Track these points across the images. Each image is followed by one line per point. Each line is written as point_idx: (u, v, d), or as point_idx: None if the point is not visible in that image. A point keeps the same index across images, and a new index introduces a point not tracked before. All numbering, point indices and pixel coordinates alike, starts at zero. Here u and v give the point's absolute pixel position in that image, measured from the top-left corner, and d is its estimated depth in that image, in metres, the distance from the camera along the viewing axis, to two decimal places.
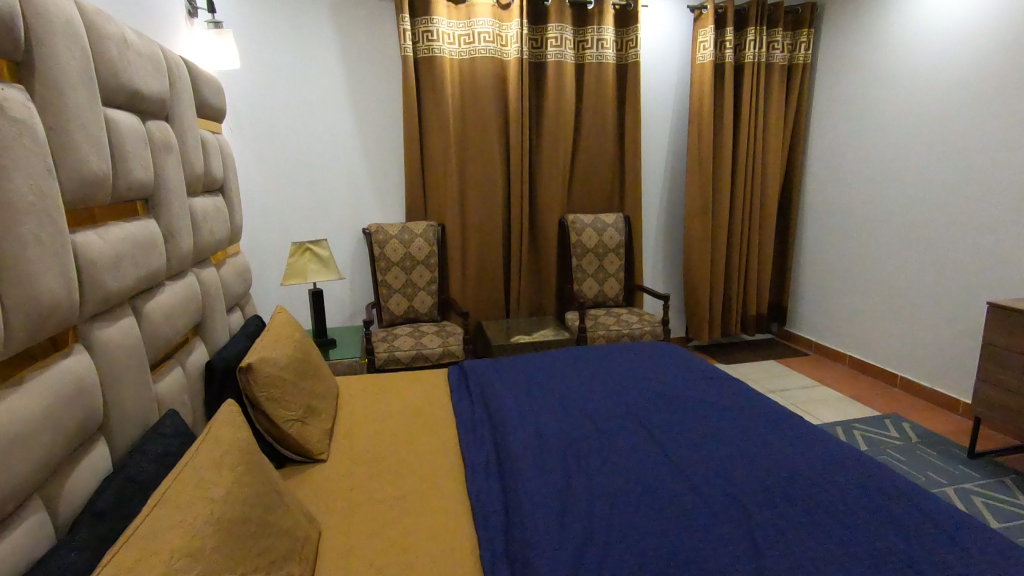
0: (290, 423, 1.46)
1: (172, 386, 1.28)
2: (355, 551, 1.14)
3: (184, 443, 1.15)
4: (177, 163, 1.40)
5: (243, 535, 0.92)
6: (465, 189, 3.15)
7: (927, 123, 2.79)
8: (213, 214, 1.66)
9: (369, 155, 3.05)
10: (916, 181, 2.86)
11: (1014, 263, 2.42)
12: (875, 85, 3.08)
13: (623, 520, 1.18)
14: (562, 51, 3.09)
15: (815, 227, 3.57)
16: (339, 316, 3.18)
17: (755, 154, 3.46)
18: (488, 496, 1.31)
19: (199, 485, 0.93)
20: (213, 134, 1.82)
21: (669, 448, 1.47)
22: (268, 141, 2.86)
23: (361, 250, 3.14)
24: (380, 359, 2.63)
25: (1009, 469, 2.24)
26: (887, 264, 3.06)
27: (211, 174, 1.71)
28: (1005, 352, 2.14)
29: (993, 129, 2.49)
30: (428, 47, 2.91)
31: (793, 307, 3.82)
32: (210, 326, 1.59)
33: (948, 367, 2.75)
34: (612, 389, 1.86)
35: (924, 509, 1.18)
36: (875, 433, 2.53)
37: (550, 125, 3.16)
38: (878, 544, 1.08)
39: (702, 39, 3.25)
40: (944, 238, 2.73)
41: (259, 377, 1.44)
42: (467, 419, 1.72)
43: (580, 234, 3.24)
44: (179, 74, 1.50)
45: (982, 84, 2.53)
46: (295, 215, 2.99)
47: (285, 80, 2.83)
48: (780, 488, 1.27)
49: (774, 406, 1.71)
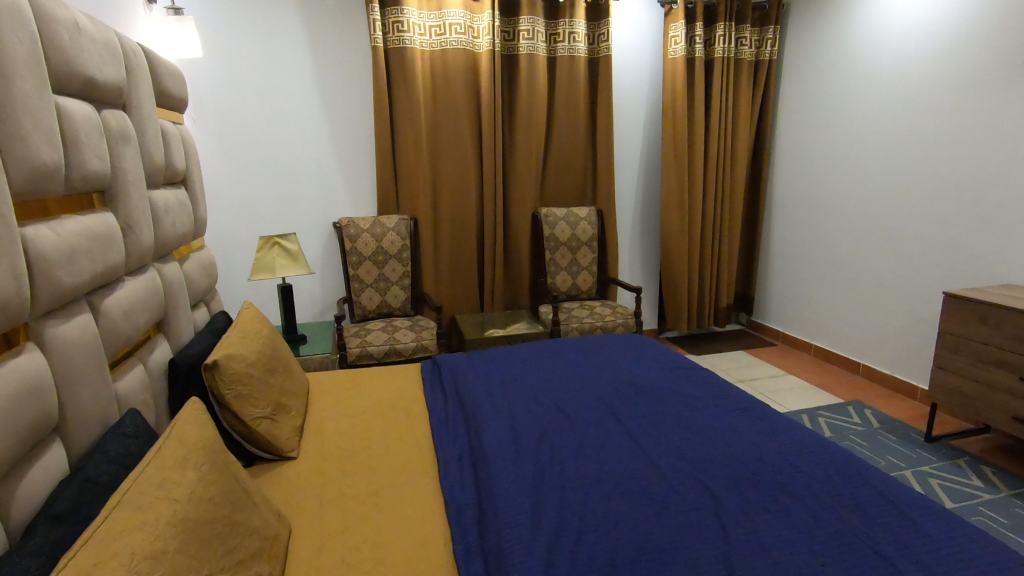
0: (259, 421, 1.43)
1: (133, 384, 1.24)
2: (328, 548, 1.13)
3: (146, 443, 1.11)
4: (136, 154, 1.35)
5: (209, 535, 0.90)
6: (438, 183, 3.12)
7: (889, 119, 2.88)
8: (175, 206, 1.62)
9: (340, 147, 3.00)
10: (879, 175, 2.94)
11: (968, 254, 2.52)
12: (839, 82, 3.17)
13: (596, 509, 1.19)
14: (534, 44, 3.08)
15: (782, 220, 3.66)
16: (310, 312, 3.12)
17: (724, 149, 3.53)
18: (461, 489, 1.31)
19: (161, 485, 0.90)
20: (174, 124, 1.76)
21: (641, 438, 1.49)
22: (233, 132, 2.78)
23: (331, 244, 3.09)
24: (353, 355, 2.60)
25: (963, 451, 2.34)
26: (850, 257, 3.16)
27: (172, 166, 1.66)
28: (960, 339, 2.23)
29: (950, 125, 2.58)
30: (398, 37, 2.86)
31: (760, 298, 3.92)
32: (173, 322, 1.54)
33: (906, 354, 2.85)
34: (585, 381, 1.87)
35: (884, 492, 1.22)
36: (839, 420, 2.61)
37: (522, 118, 3.16)
38: (841, 526, 1.12)
39: (673, 34, 3.29)
40: (903, 232, 2.83)
41: (226, 374, 1.40)
42: (440, 413, 1.71)
43: (553, 227, 3.26)
44: (137, 62, 1.45)
45: (939, 82, 2.62)
46: (264, 209, 2.92)
47: (251, 70, 2.76)
48: (748, 475, 1.30)
49: (741, 395, 1.75)
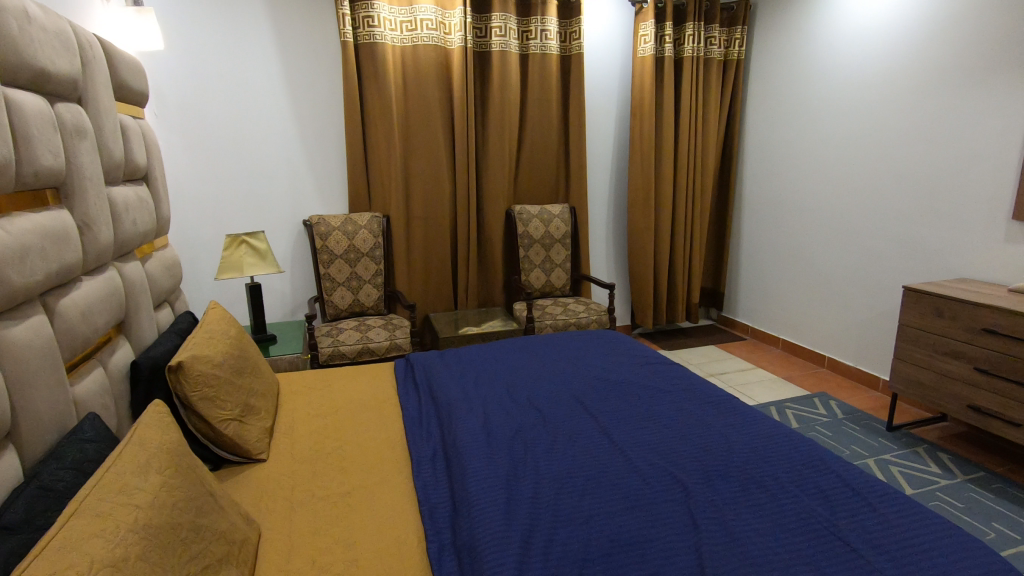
0: (226, 423, 1.40)
1: (92, 388, 1.20)
2: (298, 550, 1.11)
3: (106, 448, 1.08)
4: (92, 149, 1.30)
5: (173, 541, 0.88)
6: (410, 181, 3.09)
7: (852, 118, 2.95)
8: (135, 204, 1.56)
9: (309, 143, 2.95)
10: (842, 173, 3.02)
11: (926, 250, 2.62)
12: (804, 82, 3.24)
13: (569, 504, 1.20)
14: (506, 41, 3.08)
15: (750, 217, 3.73)
16: (280, 312, 3.07)
17: (695, 147, 3.58)
18: (435, 488, 1.30)
19: (123, 490, 0.88)
20: (134, 119, 1.70)
21: (613, 433, 1.50)
22: (198, 128, 2.71)
23: (302, 242, 3.04)
24: (325, 355, 2.56)
25: (921, 439, 2.43)
26: (815, 253, 3.24)
27: (133, 162, 1.60)
28: (918, 331, 2.31)
29: (909, 124, 2.66)
30: (369, 32, 2.82)
31: (730, 294, 3.99)
32: (134, 323, 1.50)
33: (868, 347, 2.94)
34: (558, 377, 1.88)
35: (847, 480, 1.26)
36: (805, 412, 2.68)
37: (495, 115, 3.15)
38: (806, 515, 1.15)
39: (643, 32, 3.33)
40: (865, 228, 2.91)
41: (191, 376, 1.37)
42: (414, 412, 1.70)
43: (527, 225, 3.27)
44: (94, 54, 1.39)
45: (898, 82, 2.70)
46: (230, 207, 2.85)
47: (216, 64, 2.69)
48: (718, 467, 1.33)
49: (711, 388, 1.78)
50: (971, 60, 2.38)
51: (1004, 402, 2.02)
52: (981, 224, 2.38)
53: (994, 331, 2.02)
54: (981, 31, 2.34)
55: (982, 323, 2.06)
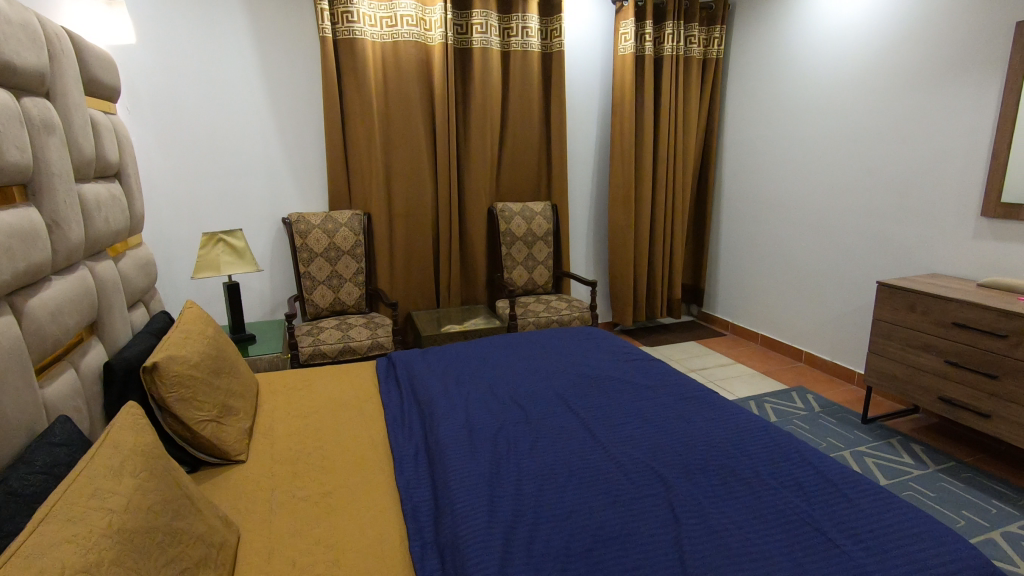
0: (202, 424, 1.37)
1: (64, 390, 1.17)
2: (278, 551, 1.10)
3: (77, 451, 1.05)
4: (61, 145, 1.27)
5: (149, 545, 0.86)
6: (391, 179, 3.07)
7: (827, 116, 3.00)
8: (107, 201, 1.53)
9: (287, 139, 2.91)
10: (818, 170, 3.07)
11: (898, 246, 2.67)
12: (781, 81, 3.28)
13: (551, 500, 1.20)
14: (487, 38, 3.07)
15: (729, 214, 3.78)
16: (259, 311, 3.02)
17: (675, 144, 3.60)
18: (417, 487, 1.30)
19: (95, 495, 0.86)
20: (106, 115, 1.66)
21: (596, 428, 1.51)
22: (172, 124, 2.66)
23: (280, 240, 3.00)
24: (305, 354, 2.53)
25: (895, 431, 2.49)
26: (793, 249, 3.29)
27: (105, 158, 1.57)
28: (891, 326, 2.36)
29: (882, 122, 2.71)
30: (348, 28, 2.79)
31: (710, 291, 4.04)
32: (107, 323, 1.46)
33: (844, 342, 3.00)
34: (541, 374, 1.89)
35: (824, 472, 1.29)
36: (783, 406, 2.73)
37: (477, 112, 3.13)
38: (783, 506, 1.17)
39: (623, 30, 3.34)
40: (840, 226, 2.97)
41: (166, 377, 1.34)
42: (395, 411, 1.69)
43: (509, 222, 3.26)
44: (62, 46, 1.36)
45: (872, 82, 2.75)
46: (206, 204, 2.80)
47: (191, 59, 2.64)
48: (697, 461, 1.34)
49: (690, 384, 1.80)
50: (942, 60, 2.43)
51: (974, 394, 2.08)
52: (952, 221, 2.44)
53: (964, 325, 2.08)
54: (951, 33, 2.39)
55: (952, 317, 2.12)
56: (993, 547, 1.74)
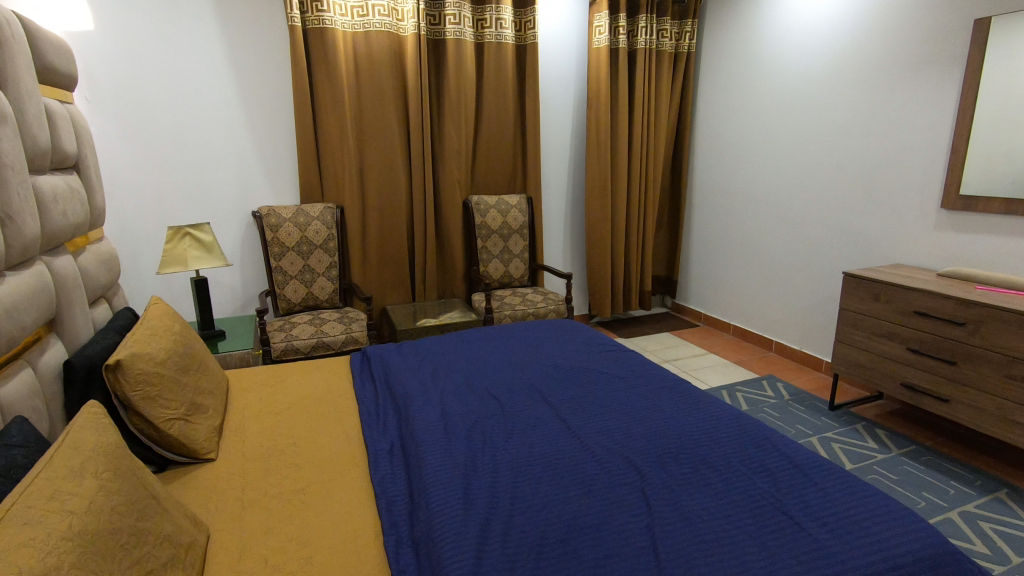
0: (170, 423, 1.34)
1: (20, 390, 1.13)
2: (249, 549, 1.09)
3: (35, 452, 1.01)
4: (14, 134, 1.21)
5: (112, 546, 0.84)
6: (364, 173, 3.02)
7: (795, 110, 3.06)
8: (65, 194, 1.48)
9: (257, 131, 2.85)
10: (788, 162, 3.13)
11: (864, 237, 2.74)
12: (751, 74, 3.32)
13: (526, 491, 1.21)
14: (461, 29, 3.04)
15: (702, 207, 3.83)
16: (230, 306, 2.97)
17: (647, 137, 3.63)
18: (392, 481, 1.29)
19: (55, 496, 0.83)
20: (62, 104, 1.60)
21: (570, 419, 1.52)
22: (135, 115, 2.57)
23: (250, 234, 2.93)
24: (277, 350, 2.49)
25: (860, 417, 2.57)
26: (763, 240, 3.35)
27: (62, 149, 1.51)
28: (857, 315, 2.42)
29: (848, 115, 2.77)
30: (318, 18, 2.74)
31: (683, 283, 4.10)
32: (67, 321, 1.41)
33: (812, 331, 3.08)
34: (516, 366, 1.89)
35: (791, 458, 1.32)
36: (754, 394, 2.79)
37: (451, 103, 3.11)
38: (752, 492, 1.20)
39: (598, 23, 3.36)
40: (808, 218, 3.03)
41: (130, 375, 1.31)
42: (370, 406, 1.67)
43: (484, 216, 3.26)
44: (13, 32, 1.30)
45: (838, 76, 2.81)
46: (172, 198, 2.72)
47: (154, 48, 2.56)
48: (670, 450, 1.37)
49: (663, 374, 1.82)
50: (904, 56, 2.50)
51: (935, 380, 2.15)
52: (914, 214, 2.51)
53: (925, 313, 2.14)
54: (912, 29, 2.45)
55: (914, 306, 2.19)
56: (950, 526, 1.81)
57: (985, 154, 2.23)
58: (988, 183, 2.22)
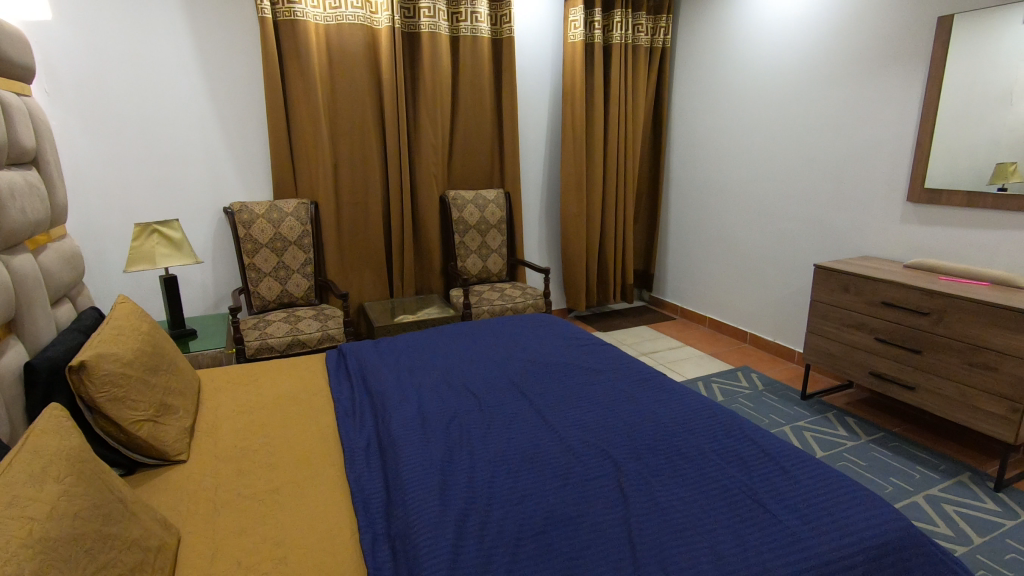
0: (138, 424, 1.31)
1: None
2: (221, 550, 1.07)
3: None
4: None
5: (76, 552, 0.82)
6: (338, 167, 2.98)
7: (767, 104, 3.10)
8: (24, 190, 1.42)
9: (227, 125, 2.79)
10: (761, 156, 3.17)
11: (834, 230, 2.80)
12: (724, 70, 3.36)
13: (503, 485, 1.21)
14: (435, 22, 3.01)
15: (677, 201, 3.86)
16: (202, 305, 2.91)
17: (624, 131, 3.65)
18: (368, 479, 1.28)
19: (15, 501, 0.80)
20: (19, 97, 1.54)
21: (548, 414, 1.53)
22: (98, 109, 2.50)
23: (222, 230, 2.87)
24: (251, 349, 2.45)
25: (831, 405, 2.63)
26: (737, 233, 3.40)
27: (19, 144, 1.46)
28: (827, 306, 2.48)
29: (818, 110, 2.82)
30: (289, 9, 2.68)
31: (660, 276, 4.14)
32: (27, 321, 1.37)
33: (784, 322, 3.14)
34: (494, 361, 1.89)
35: (763, 447, 1.35)
36: (729, 385, 2.83)
37: (425, 98, 3.07)
38: (726, 481, 1.22)
39: (573, 18, 3.35)
40: (780, 212, 3.09)
41: (96, 376, 1.27)
42: (346, 403, 1.66)
43: (461, 210, 3.24)
44: None
45: (807, 72, 2.85)
46: (140, 194, 2.65)
47: (117, 40, 2.48)
48: (646, 442, 1.38)
49: (639, 366, 1.83)
50: (871, 52, 2.55)
51: (902, 369, 2.21)
52: (881, 207, 2.57)
53: (892, 304, 2.20)
54: (879, 26, 2.50)
55: (881, 297, 2.24)
56: (916, 509, 1.87)
57: (948, 148, 2.29)
58: (950, 177, 2.29)
